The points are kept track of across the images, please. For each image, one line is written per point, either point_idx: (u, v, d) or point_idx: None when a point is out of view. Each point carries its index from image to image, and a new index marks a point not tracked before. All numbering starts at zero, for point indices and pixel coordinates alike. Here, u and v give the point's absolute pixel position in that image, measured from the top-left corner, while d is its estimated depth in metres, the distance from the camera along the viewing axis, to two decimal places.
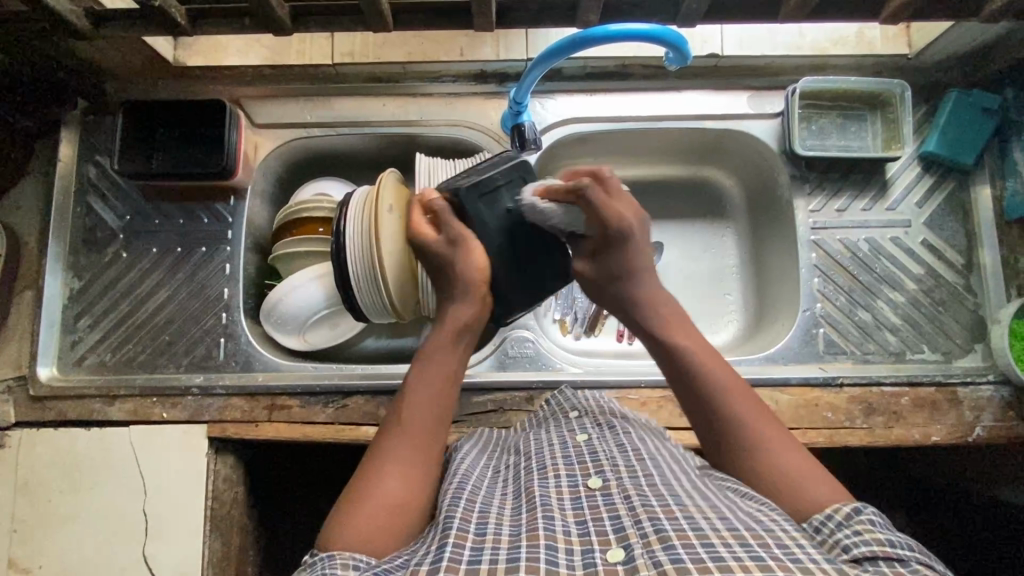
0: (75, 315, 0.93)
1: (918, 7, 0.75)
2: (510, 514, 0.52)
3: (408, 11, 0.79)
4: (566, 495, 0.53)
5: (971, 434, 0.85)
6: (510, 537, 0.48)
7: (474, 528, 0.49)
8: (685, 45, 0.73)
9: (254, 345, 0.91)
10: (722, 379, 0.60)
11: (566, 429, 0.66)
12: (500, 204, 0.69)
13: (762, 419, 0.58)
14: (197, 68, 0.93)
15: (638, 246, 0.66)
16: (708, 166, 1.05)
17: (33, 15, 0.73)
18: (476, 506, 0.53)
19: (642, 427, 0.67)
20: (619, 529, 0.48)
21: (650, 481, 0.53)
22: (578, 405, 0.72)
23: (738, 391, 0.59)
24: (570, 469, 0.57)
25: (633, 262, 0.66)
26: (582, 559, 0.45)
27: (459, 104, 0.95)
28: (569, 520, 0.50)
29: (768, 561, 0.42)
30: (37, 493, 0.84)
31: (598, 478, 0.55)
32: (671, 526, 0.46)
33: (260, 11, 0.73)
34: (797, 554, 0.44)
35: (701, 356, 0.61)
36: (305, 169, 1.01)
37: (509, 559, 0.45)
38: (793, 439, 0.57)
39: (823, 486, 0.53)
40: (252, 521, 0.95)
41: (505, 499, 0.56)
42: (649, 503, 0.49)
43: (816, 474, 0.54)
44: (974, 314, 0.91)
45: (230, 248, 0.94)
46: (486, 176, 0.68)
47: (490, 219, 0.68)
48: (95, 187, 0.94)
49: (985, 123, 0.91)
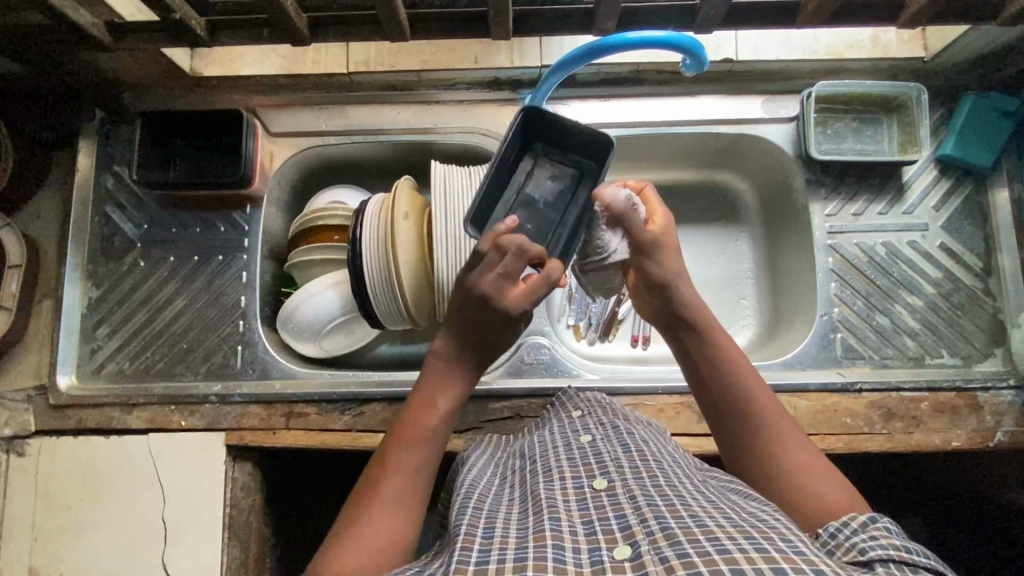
0: (93, 324, 0.93)
1: (937, 11, 0.74)
2: (517, 518, 0.52)
3: (422, 21, 0.79)
4: (572, 496, 0.53)
5: (992, 440, 0.84)
6: (516, 539, 0.48)
7: (481, 532, 0.49)
8: (703, 51, 0.72)
9: (271, 353, 0.92)
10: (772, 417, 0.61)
11: (570, 430, 0.67)
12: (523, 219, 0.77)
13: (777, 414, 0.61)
14: (214, 77, 0.94)
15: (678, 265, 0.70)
16: (722, 170, 1.04)
17: (53, 28, 0.73)
18: (483, 513, 0.53)
19: (646, 432, 0.67)
20: (625, 528, 0.47)
21: (655, 483, 0.53)
22: (580, 406, 0.73)
23: (755, 379, 0.63)
24: (574, 471, 0.57)
25: (677, 272, 0.69)
26: (588, 556, 0.45)
27: (473, 111, 0.95)
28: (575, 521, 0.49)
29: (773, 551, 0.41)
30: (58, 501, 0.85)
31: (603, 480, 0.55)
32: (677, 524, 0.45)
33: (277, 21, 0.73)
34: (805, 547, 0.43)
35: (718, 352, 0.65)
36: (321, 177, 1.02)
37: (515, 558, 0.44)
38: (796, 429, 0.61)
39: (830, 488, 0.55)
40: (270, 528, 0.95)
41: (512, 504, 0.55)
42: (655, 504, 0.49)
43: (817, 465, 0.57)
44: (993, 318, 0.90)
45: (246, 256, 0.94)
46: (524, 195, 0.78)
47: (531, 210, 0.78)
48: (112, 197, 0.95)
49: (1001, 125, 0.90)
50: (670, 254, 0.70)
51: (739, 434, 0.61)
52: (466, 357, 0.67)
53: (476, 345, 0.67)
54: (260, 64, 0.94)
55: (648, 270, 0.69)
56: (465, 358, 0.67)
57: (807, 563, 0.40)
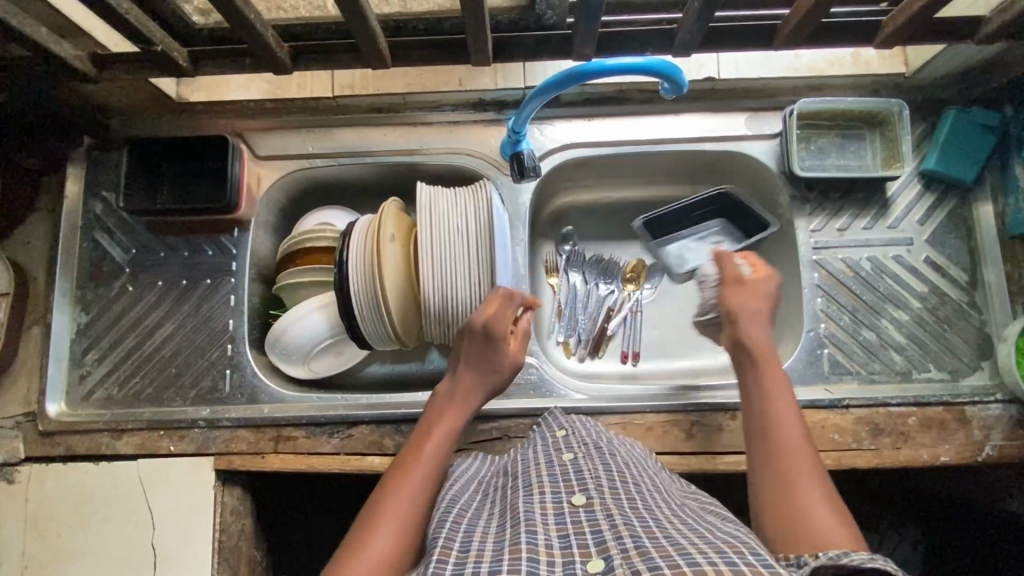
0: (82, 350, 0.93)
1: (914, 31, 0.74)
2: (495, 531, 0.52)
3: (404, 47, 0.80)
4: (550, 510, 0.53)
5: (980, 454, 0.84)
6: (493, 552, 0.48)
7: (458, 545, 0.50)
8: (681, 75, 0.73)
9: (259, 376, 0.92)
10: (793, 448, 0.61)
11: (552, 448, 0.67)
12: (686, 244, 1.01)
13: (801, 448, 0.61)
14: (200, 103, 0.95)
15: (760, 301, 0.76)
16: (708, 185, 1.05)
17: (35, 61, 0.74)
18: (461, 527, 0.53)
19: (628, 454, 0.67)
20: (600, 543, 0.47)
21: (633, 503, 0.53)
22: (563, 426, 0.73)
23: (792, 414, 0.64)
24: (554, 486, 0.57)
25: (756, 306, 0.76)
26: (562, 570, 0.45)
27: (460, 132, 0.96)
28: (552, 535, 0.49)
29: (742, 565, 0.41)
30: (48, 528, 0.85)
31: (582, 496, 0.55)
32: (651, 543, 0.46)
33: (258, 51, 0.74)
34: (773, 562, 0.43)
35: (765, 378, 0.68)
36: (309, 199, 1.02)
37: (490, 571, 0.45)
38: (817, 467, 0.59)
39: (829, 518, 0.54)
40: (261, 551, 0.95)
41: (492, 518, 0.55)
42: (631, 523, 0.49)
43: (820, 496, 0.56)
44: (980, 331, 0.90)
45: (234, 279, 0.95)
46: (686, 236, 1.01)
47: (675, 241, 1.01)
48: (101, 222, 0.96)
49: (983, 140, 0.91)
50: (755, 290, 0.77)
51: (759, 457, 0.62)
52: (460, 390, 0.76)
53: (471, 374, 0.78)
54: (247, 89, 0.97)
55: (730, 297, 0.77)
56: (457, 391, 0.76)
57: None
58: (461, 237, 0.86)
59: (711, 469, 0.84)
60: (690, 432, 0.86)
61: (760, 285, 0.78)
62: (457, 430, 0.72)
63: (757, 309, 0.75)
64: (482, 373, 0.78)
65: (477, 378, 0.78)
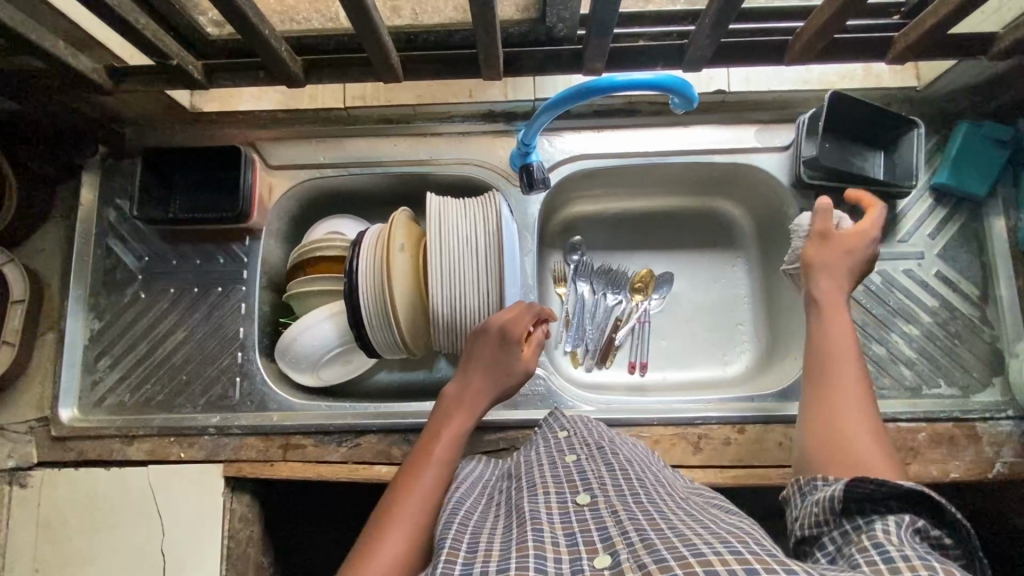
0: (95, 356, 0.94)
1: (926, 47, 0.74)
2: (501, 532, 0.52)
3: (415, 61, 0.80)
4: (556, 509, 0.53)
5: (991, 471, 0.83)
6: (500, 551, 0.47)
7: (465, 546, 0.50)
8: (692, 90, 0.73)
9: (269, 385, 0.93)
10: (849, 385, 0.63)
11: (555, 450, 0.67)
12: (840, 149, 0.91)
13: (856, 381, 0.64)
14: (213, 113, 0.96)
15: (841, 266, 0.74)
16: (718, 197, 1.05)
17: (52, 72, 0.75)
18: (467, 527, 0.53)
19: (631, 451, 0.66)
20: (606, 538, 0.47)
21: (638, 499, 0.53)
22: (565, 427, 0.73)
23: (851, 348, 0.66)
24: (559, 487, 0.57)
25: (832, 274, 0.73)
26: (570, 566, 0.45)
27: (471, 142, 0.96)
28: (557, 533, 0.49)
29: (747, 554, 0.41)
30: (60, 532, 0.86)
31: (586, 495, 0.55)
32: (657, 535, 0.46)
33: (272, 65, 0.75)
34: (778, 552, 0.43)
35: (836, 326, 0.68)
36: (320, 208, 1.03)
37: (498, 570, 0.44)
38: (870, 409, 0.61)
39: (874, 445, 0.58)
40: (268, 558, 0.96)
41: (498, 519, 0.55)
42: (637, 517, 0.49)
43: (867, 424, 0.60)
44: (991, 347, 0.90)
45: (245, 287, 0.95)
46: (846, 151, 0.91)
47: (834, 147, 0.91)
48: (114, 230, 0.97)
49: (995, 155, 0.90)
50: (839, 261, 0.74)
51: (817, 386, 0.65)
52: (469, 394, 0.76)
53: (482, 375, 0.77)
54: (259, 100, 0.96)
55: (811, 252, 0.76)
56: (467, 395, 0.75)
57: (779, 564, 0.40)
58: (469, 247, 0.86)
59: (718, 483, 0.84)
60: (697, 445, 0.86)
61: (838, 258, 0.74)
62: (466, 434, 0.71)
63: (834, 271, 0.73)
64: (494, 376, 0.77)
65: (488, 384, 0.77)
